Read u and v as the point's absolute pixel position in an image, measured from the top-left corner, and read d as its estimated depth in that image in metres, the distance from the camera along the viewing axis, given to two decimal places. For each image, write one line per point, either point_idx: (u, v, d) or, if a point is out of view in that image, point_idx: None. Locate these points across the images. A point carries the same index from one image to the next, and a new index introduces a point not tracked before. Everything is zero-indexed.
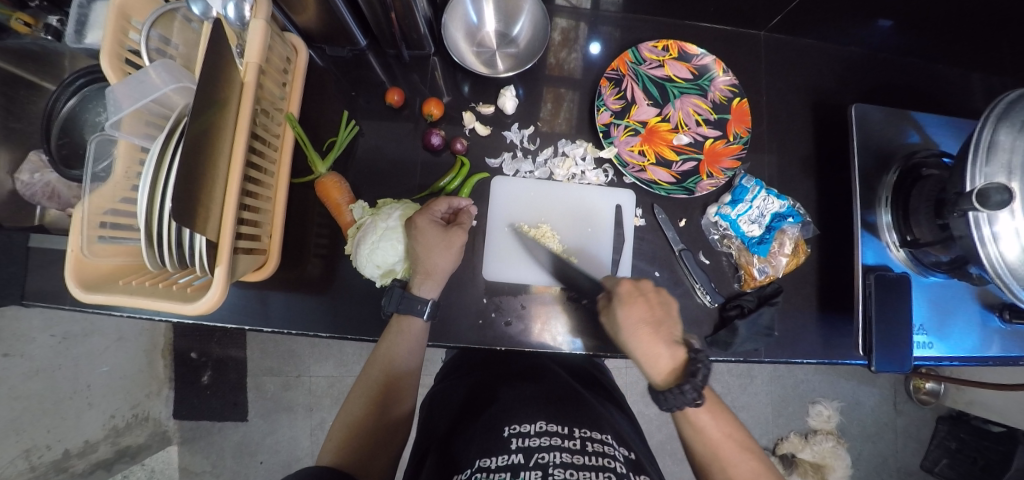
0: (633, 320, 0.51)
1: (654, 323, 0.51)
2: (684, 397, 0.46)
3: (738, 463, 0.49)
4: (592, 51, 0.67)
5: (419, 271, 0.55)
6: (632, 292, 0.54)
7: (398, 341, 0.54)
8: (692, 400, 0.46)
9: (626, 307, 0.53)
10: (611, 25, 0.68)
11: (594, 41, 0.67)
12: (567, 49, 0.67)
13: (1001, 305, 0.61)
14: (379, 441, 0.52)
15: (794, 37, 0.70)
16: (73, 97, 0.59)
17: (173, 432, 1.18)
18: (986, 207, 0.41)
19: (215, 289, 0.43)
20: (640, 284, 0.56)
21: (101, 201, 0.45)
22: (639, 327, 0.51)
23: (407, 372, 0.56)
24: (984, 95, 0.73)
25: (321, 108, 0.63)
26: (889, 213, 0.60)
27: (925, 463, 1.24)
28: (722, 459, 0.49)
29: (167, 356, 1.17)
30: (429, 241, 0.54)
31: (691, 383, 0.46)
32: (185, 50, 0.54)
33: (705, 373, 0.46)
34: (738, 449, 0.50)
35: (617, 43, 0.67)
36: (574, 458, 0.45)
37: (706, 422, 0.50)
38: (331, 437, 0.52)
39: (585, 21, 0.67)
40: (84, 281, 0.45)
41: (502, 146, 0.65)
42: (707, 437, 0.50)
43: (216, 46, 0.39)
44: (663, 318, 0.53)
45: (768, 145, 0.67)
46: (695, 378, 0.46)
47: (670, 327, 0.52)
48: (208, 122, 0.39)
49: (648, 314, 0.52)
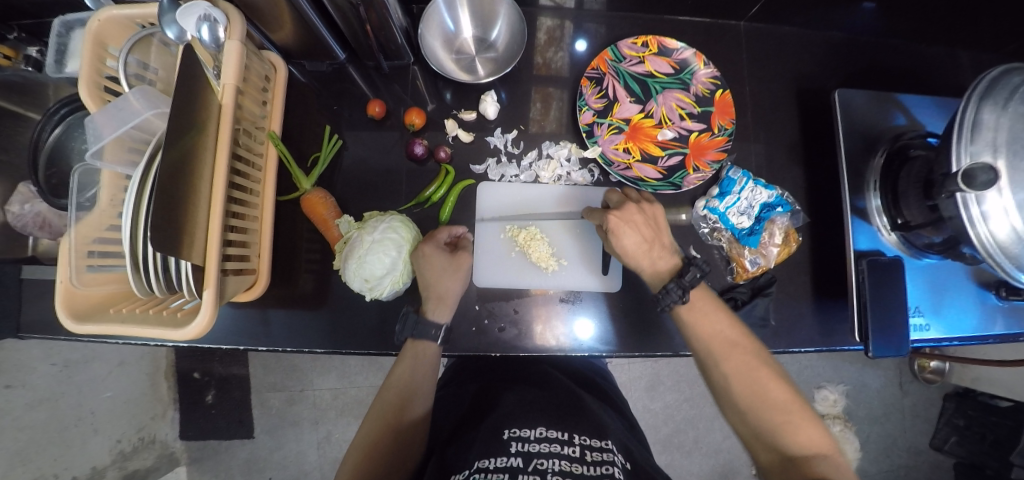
0: (628, 246, 0.53)
1: (646, 241, 0.54)
2: (672, 296, 0.51)
3: (733, 358, 0.49)
4: (577, 49, 0.67)
5: (431, 296, 0.55)
6: (621, 221, 0.53)
7: (416, 362, 0.54)
8: (679, 297, 0.51)
9: (618, 237, 0.54)
10: (595, 22, 0.67)
11: (579, 39, 0.67)
12: (553, 49, 0.66)
13: (997, 283, 0.60)
14: (394, 456, 0.50)
15: (775, 24, 0.70)
16: (58, 127, 0.59)
17: (181, 453, 1.18)
18: (973, 187, 0.41)
19: (204, 313, 0.43)
20: (626, 209, 0.55)
21: (86, 231, 0.45)
22: (633, 250, 0.54)
23: (426, 384, 0.55)
24: (971, 71, 0.72)
25: (303, 123, 0.63)
26: (878, 197, 0.59)
27: (934, 442, 1.23)
28: (716, 356, 0.50)
29: (170, 378, 1.17)
30: (437, 266, 0.56)
31: (676, 283, 0.51)
32: (165, 75, 0.54)
33: (696, 274, 0.51)
34: (736, 350, 0.50)
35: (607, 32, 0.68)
36: (573, 466, 0.46)
37: (700, 323, 0.51)
38: (347, 456, 0.51)
39: (568, 20, 0.67)
40: (75, 311, 0.45)
41: (486, 151, 0.64)
42: (699, 334, 0.51)
43: (189, 70, 0.39)
44: (654, 234, 0.54)
45: (754, 135, 0.67)
46: (680, 279, 0.51)
47: (661, 241, 0.54)
48: (185, 148, 0.39)
49: (641, 237, 0.53)
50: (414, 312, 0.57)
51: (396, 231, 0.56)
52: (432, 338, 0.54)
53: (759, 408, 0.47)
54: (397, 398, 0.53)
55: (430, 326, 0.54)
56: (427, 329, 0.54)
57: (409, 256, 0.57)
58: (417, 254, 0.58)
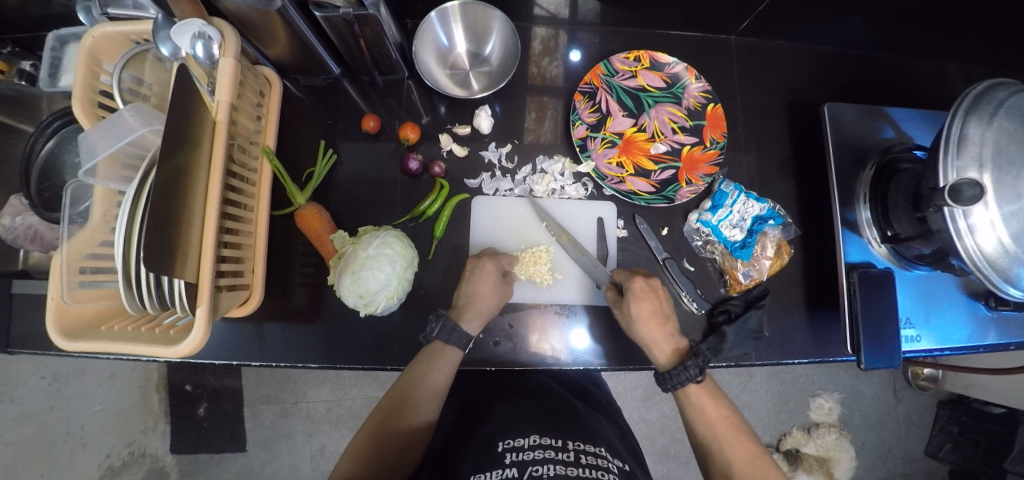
0: (645, 313, 0.55)
1: (660, 316, 0.56)
2: (688, 374, 0.54)
3: (735, 441, 0.56)
4: (572, 59, 0.68)
5: (467, 309, 0.56)
6: (645, 288, 0.56)
7: (430, 367, 0.55)
8: (693, 378, 0.54)
9: (637, 302, 0.55)
10: (590, 32, 0.68)
11: (573, 49, 0.68)
12: (548, 58, 0.67)
13: (986, 293, 0.61)
14: (398, 447, 0.53)
15: (764, 39, 0.71)
16: (51, 139, 0.58)
17: (171, 467, 1.13)
18: (960, 201, 0.41)
19: (197, 331, 0.43)
20: (650, 279, 0.58)
21: (79, 246, 0.45)
22: (649, 321, 0.55)
23: (436, 399, 0.55)
24: (956, 84, 0.74)
25: (298, 137, 0.63)
26: (868, 210, 0.60)
27: (928, 449, 1.24)
28: (722, 440, 0.56)
29: (161, 391, 1.12)
30: (484, 286, 0.57)
31: (694, 361, 0.54)
32: (160, 89, 0.54)
33: (706, 357, 0.55)
34: (734, 431, 0.56)
35: (601, 44, 0.69)
36: (567, 469, 0.46)
37: (710, 404, 0.57)
38: (346, 454, 0.54)
39: (563, 30, 0.68)
40: (66, 329, 0.44)
41: (480, 166, 0.65)
42: (706, 416, 0.57)
43: (183, 89, 0.39)
44: (668, 312, 0.57)
45: (745, 147, 0.68)
46: (699, 358, 0.54)
47: (673, 321, 0.58)
48: (179, 166, 0.39)
49: (657, 309, 0.56)
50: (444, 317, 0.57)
51: (390, 246, 0.55)
52: (460, 346, 0.56)
53: None
54: (396, 400, 0.55)
55: (463, 336, 0.55)
56: (459, 339, 0.55)
57: (403, 271, 0.56)
58: (411, 269, 0.57)
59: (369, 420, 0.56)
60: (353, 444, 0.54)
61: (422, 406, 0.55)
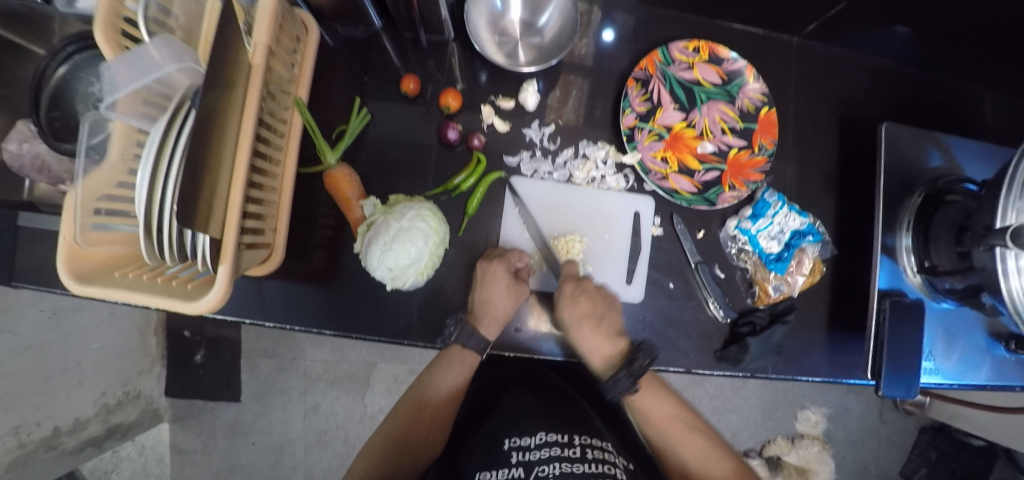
0: (579, 317, 0.55)
1: (596, 317, 0.56)
2: (619, 385, 0.55)
3: (687, 440, 0.56)
4: (604, 38, 0.64)
5: (482, 310, 0.55)
6: (575, 291, 0.57)
7: (447, 370, 0.57)
8: (629, 386, 0.55)
9: (570, 306, 0.55)
10: (625, 13, 0.64)
11: (607, 28, 0.64)
12: (580, 34, 0.63)
13: (1009, 335, 0.60)
14: (417, 444, 0.53)
15: (827, 45, 0.67)
16: (63, 66, 0.53)
17: (165, 410, 1.16)
18: (1018, 245, 0.39)
19: (218, 287, 0.40)
20: (583, 282, 0.58)
21: (95, 186, 0.41)
22: (584, 325, 0.55)
23: (455, 400, 0.57)
24: (1011, 116, 0.71)
25: (330, 92, 0.59)
26: (909, 237, 0.59)
27: (904, 471, 1.28)
28: (673, 442, 0.56)
29: (159, 334, 1.15)
30: (497, 291, 0.55)
31: (625, 371, 0.54)
32: (186, 22, 0.49)
33: (645, 362, 0.54)
34: (682, 429, 0.56)
35: (635, 26, 0.64)
36: (573, 467, 0.45)
37: (653, 407, 0.56)
38: (365, 449, 0.54)
39: (598, 6, 0.64)
40: (78, 272, 0.41)
41: (520, 144, 0.62)
42: (654, 421, 0.56)
43: (225, 25, 0.36)
44: (604, 311, 0.57)
45: (791, 156, 0.65)
46: (630, 368, 0.54)
47: (610, 319, 0.57)
48: (209, 106, 0.35)
49: (590, 310, 0.56)
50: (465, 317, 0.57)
51: (424, 220, 0.53)
52: (478, 350, 0.56)
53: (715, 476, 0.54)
54: (413, 405, 0.56)
55: (481, 341, 0.56)
56: (476, 344, 0.56)
57: (435, 247, 0.54)
58: (442, 245, 0.56)
59: (391, 419, 0.56)
60: (368, 446, 0.54)
61: (440, 411, 0.56)
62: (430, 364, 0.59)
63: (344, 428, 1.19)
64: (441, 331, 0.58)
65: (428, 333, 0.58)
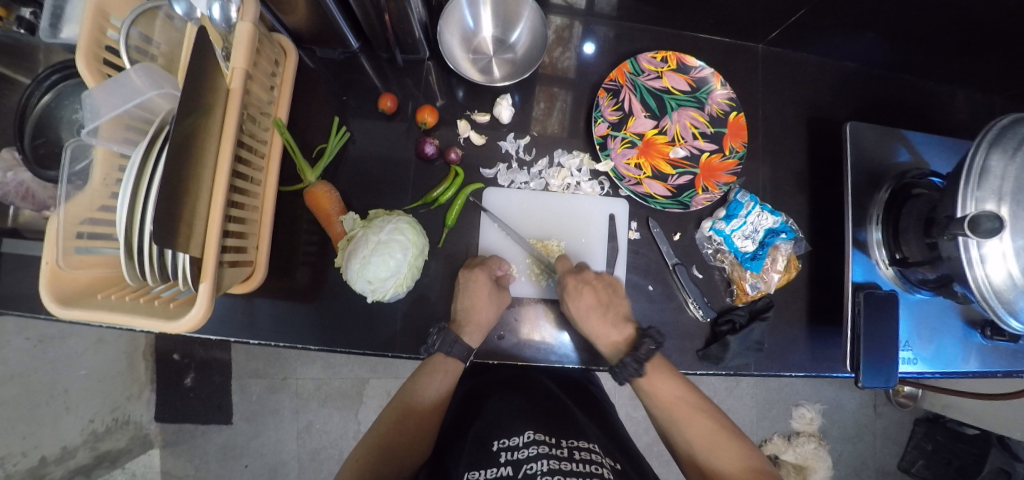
0: (586, 309, 0.56)
1: (602, 307, 0.57)
2: (628, 370, 0.54)
3: (692, 421, 0.56)
4: (586, 51, 0.66)
5: (467, 321, 0.56)
6: (577, 283, 0.58)
7: (431, 379, 0.57)
8: (637, 370, 0.54)
9: (575, 299, 0.57)
10: (605, 26, 0.67)
11: (588, 41, 0.66)
12: (561, 48, 0.66)
13: (983, 321, 0.62)
14: (402, 450, 0.54)
15: (790, 51, 0.70)
16: (47, 94, 0.55)
17: (155, 436, 1.13)
18: (977, 234, 0.40)
19: (199, 305, 0.41)
20: (581, 274, 0.59)
21: (77, 211, 0.42)
22: (592, 315, 0.56)
23: (440, 407, 0.58)
24: (971, 111, 0.74)
25: (309, 112, 0.61)
26: (879, 231, 0.60)
27: (902, 465, 1.28)
28: (678, 421, 0.56)
29: (148, 358, 1.12)
30: (481, 298, 0.56)
31: (632, 357, 0.54)
32: (167, 50, 0.51)
33: (650, 347, 0.54)
34: (689, 410, 0.56)
35: (615, 39, 0.67)
36: (562, 464, 0.44)
37: (663, 388, 0.56)
38: (349, 460, 0.53)
39: (579, 21, 0.66)
40: (60, 295, 0.41)
41: (497, 156, 0.64)
42: (661, 401, 0.56)
43: (201, 53, 0.37)
44: (609, 300, 0.58)
45: (761, 157, 0.68)
46: (636, 353, 0.54)
47: (616, 308, 0.58)
48: (186, 130, 0.36)
49: (595, 301, 0.57)
50: (450, 327, 0.57)
51: (402, 232, 0.54)
52: (460, 358, 0.56)
53: (723, 458, 0.54)
54: (401, 410, 0.57)
55: (464, 349, 0.56)
56: (459, 352, 0.56)
57: (414, 258, 0.55)
58: (421, 256, 0.57)
59: (374, 429, 0.56)
60: (354, 455, 0.54)
61: (427, 419, 0.57)
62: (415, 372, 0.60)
63: (338, 446, 1.17)
64: (425, 341, 0.59)
65: (413, 341, 0.58)
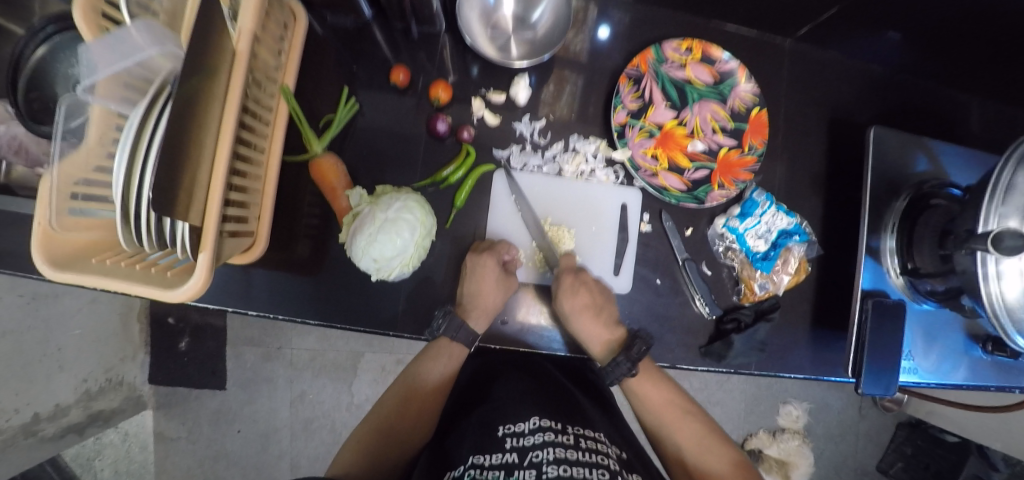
0: (580, 308, 0.56)
1: (596, 308, 0.57)
2: (620, 368, 0.55)
3: (682, 425, 0.57)
4: (599, 36, 0.63)
5: (472, 306, 0.55)
6: (575, 283, 0.58)
7: (435, 363, 0.57)
8: (628, 370, 0.55)
9: (571, 297, 0.56)
10: (624, 7, 0.63)
11: (602, 25, 0.63)
12: (575, 31, 0.63)
13: (986, 336, 0.62)
14: (403, 434, 0.54)
15: (818, 47, 0.67)
16: (42, 47, 0.52)
17: (149, 398, 1.15)
18: (998, 250, 0.39)
19: (199, 276, 0.39)
20: (580, 273, 0.59)
21: (71, 170, 0.39)
22: (582, 316, 0.56)
23: (443, 391, 0.58)
24: (997, 121, 0.72)
25: (318, 80, 0.58)
26: (893, 239, 0.59)
27: (880, 465, 1.32)
28: (668, 424, 0.58)
29: (142, 320, 1.13)
30: (487, 284, 0.55)
31: (625, 356, 0.55)
32: (170, 5, 0.47)
33: (642, 348, 0.55)
34: (679, 414, 0.58)
35: (630, 24, 0.64)
36: (568, 453, 0.44)
37: (651, 392, 0.58)
38: (348, 443, 0.53)
39: (594, 3, 0.63)
40: (55, 257, 0.40)
41: (511, 137, 0.62)
42: (652, 405, 0.58)
43: (207, 9, 0.35)
44: (602, 303, 0.58)
45: (780, 156, 0.66)
46: (628, 352, 0.55)
47: (608, 311, 0.58)
48: (189, 92, 0.34)
49: (590, 301, 0.57)
50: (456, 312, 0.56)
51: (411, 212, 0.53)
52: (466, 343, 0.57)
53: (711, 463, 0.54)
54: (404, 392, 0.57)
55: (469, 334, 0.56)
56: (465, 336, 0.56)
57: (421, 239, 0.54)
58: (428, 238, 0.55)
59: (376, 412, 0.56)
60: (355, 436, 0.54)
61: (427, 404, 0.56)
62: (416, 356, 0.60)
63: (331, 417, 1.19)
64: (429, 323, 0.58)
65: (416, 324, 0.58)
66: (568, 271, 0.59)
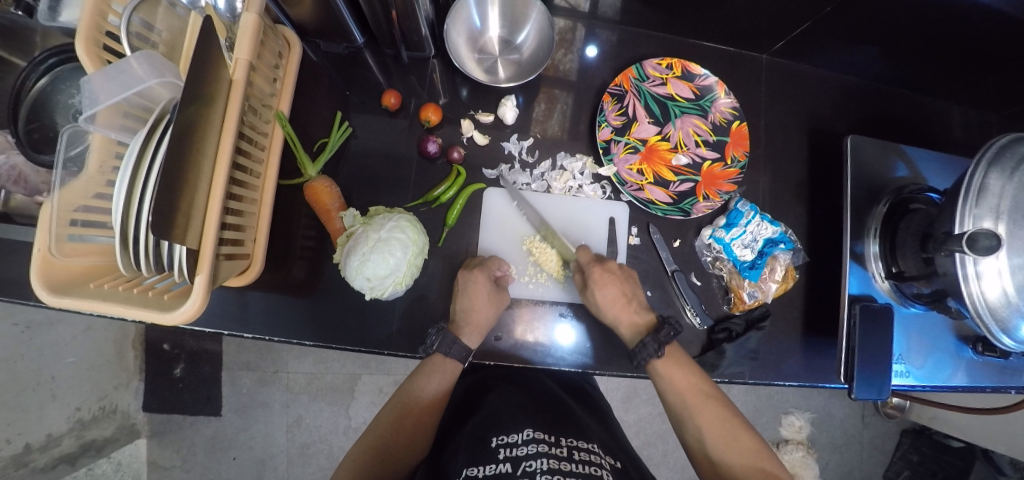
0: (610, 299, 0.56)
1: (626, 297, 0.57)
2: (647, 350, 0.54)
3: (705, 409, 0.54)
4: (588, 54, 0.66)
5: (465, 322, 0.56)
6: (603, 275, 0.57)
7: (428, 379, 0.57)
8: (655, 352, 0.54)
9: (600, 288, 0.56)
10: (607, 30, 0.66)
11: (591, 44, 0.66)
12: (563, 50, 0.65)
13: (975, 338, 0.62)
14: (399, 450, 0.53)
15: (793, 62, 0.70)
16: (43, 78, 0.53)
17: (142, 426, 1.12)
18: (974, 251, 0.40)
19: (194, 298, 0.40)
20: (606, 264, 0.59)
21: (71, 197, 0.41)
22: (615, 306, 0.56)
23: (438, 406, 0.57)
24: (970, 128, 0.74)
25: (312, 106, 0.60)
26: (876, 245, 0.61)
27: (887, 474, 1.30)
28: (691, 407, 0.55)
29: (138, 347, 1.12)
30: (481, 299, 0.56)
31: (653, 338, 0.54)
32: (169, 37, 0.50)
33: (670, 333, 0.55)
34: (702, 399, 0.55)
35: (616, 43, 0.67)
36: (561, 464, 0.44)
37: (678, 376, 0.54)
38: (344, 461, 0.53)
39: (581, 24, 0.66)
40: (54, 283, 0.41)
41: (500, 156, 0.64)
42: (677, 388, 0.55)
43: (204, 42, 0.37)
44: (631, 290, 0.58)
45: (762, 166, 0.68)
46: (656, 334, 0.54)
47: (638, 298, 0.58)
48: (188, 120, 0.36)
49: (620, 291, 0.57)
50: (449, 327, 0.56)
51: (403, 231, 0.54)
52: (460, 359, 0.56)
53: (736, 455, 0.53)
54: (399, 407, 0.56)
55: (463, 349, 0.56)
56: (458, 352, 0.56)
57: (414, 257, 0.55)
58: (421, 255, 0.56)
59: (371, 429, 0.55)
60: (349, 456, 0.53)
61: (423, 418, 0.56)
62: (411, 373, 0.59)
63: (328, 441, 1.17)
64: (423, 341, 0.58)
65: (410, 342, 0.58)
66: (593, 261, 0.60)
